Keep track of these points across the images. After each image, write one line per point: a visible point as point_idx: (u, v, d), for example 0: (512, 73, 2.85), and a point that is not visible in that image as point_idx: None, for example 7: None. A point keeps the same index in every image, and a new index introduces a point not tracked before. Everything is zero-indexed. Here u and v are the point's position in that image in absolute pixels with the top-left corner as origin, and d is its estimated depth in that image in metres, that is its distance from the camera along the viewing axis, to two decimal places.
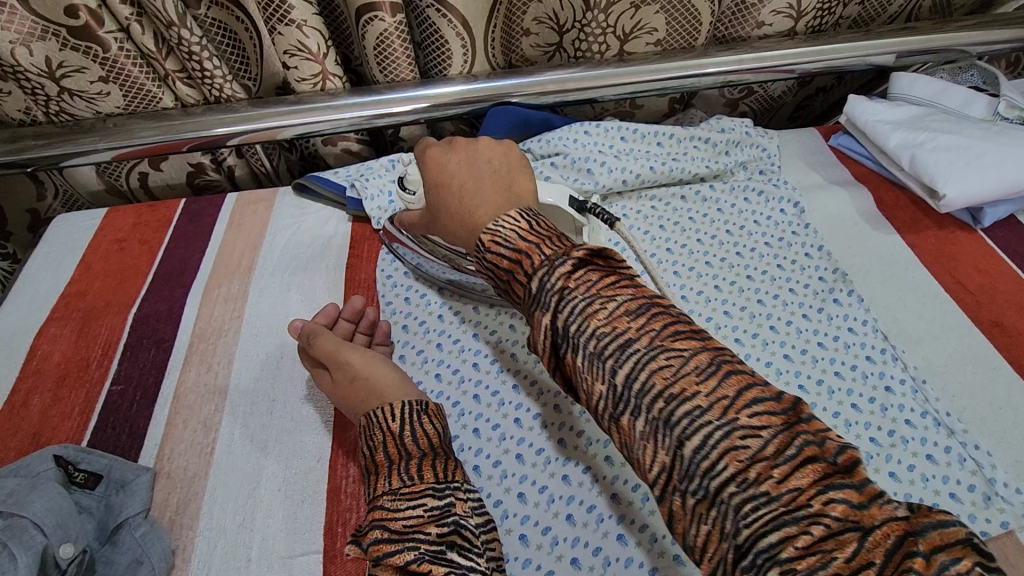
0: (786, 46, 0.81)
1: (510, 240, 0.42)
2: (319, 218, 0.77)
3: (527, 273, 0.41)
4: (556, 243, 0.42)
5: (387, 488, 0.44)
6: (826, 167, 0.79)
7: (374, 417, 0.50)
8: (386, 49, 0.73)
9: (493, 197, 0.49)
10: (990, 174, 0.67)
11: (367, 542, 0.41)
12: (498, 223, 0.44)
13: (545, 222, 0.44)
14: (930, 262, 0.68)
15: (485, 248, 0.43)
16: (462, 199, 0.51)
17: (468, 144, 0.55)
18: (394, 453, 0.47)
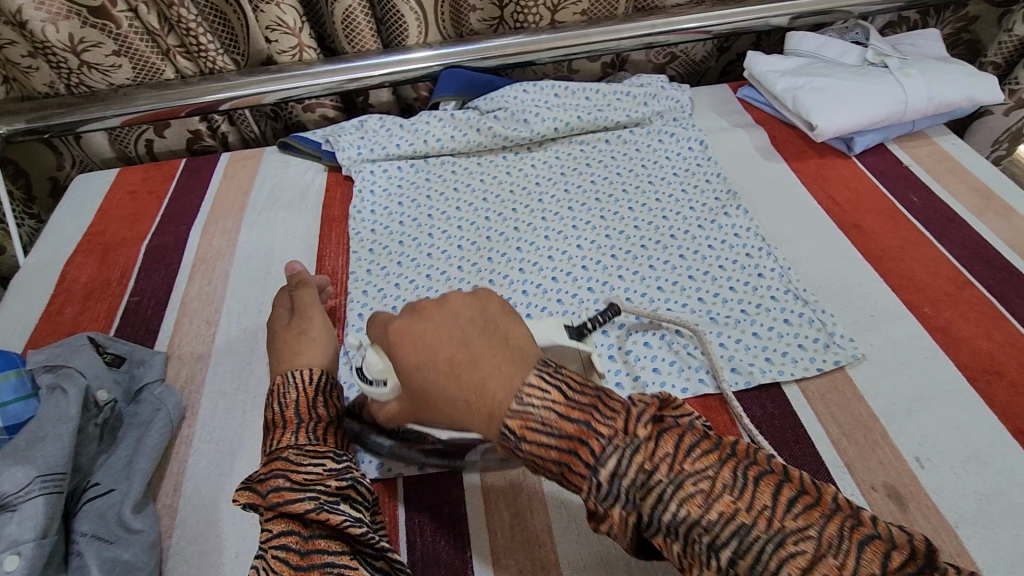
0: (696, 12, 0.95)
1: (550, 426, 0.38)
2: (299, 169, 0.91)
3: (586, 464, 0.37)
4: (607, 417, 0.38)
5: (282, 446, 0.49)
6: (733, 114, 0.93)
7: (277, 388, 0.55)
8: (352, 22, 0.87)
9: (496, 363, 0.41)
10: (854, 107, 0.80)
11: (263, 491, 0.45)
12: (527, 401, 0.39)
13: (572, 378, 0.40)
14: (809, 183, 0.82)
15: (519, 436, 0.38)
16: (456, 373, 0.41)
17: (438, 305, 0.45)
18: (289, 416, 0.53)
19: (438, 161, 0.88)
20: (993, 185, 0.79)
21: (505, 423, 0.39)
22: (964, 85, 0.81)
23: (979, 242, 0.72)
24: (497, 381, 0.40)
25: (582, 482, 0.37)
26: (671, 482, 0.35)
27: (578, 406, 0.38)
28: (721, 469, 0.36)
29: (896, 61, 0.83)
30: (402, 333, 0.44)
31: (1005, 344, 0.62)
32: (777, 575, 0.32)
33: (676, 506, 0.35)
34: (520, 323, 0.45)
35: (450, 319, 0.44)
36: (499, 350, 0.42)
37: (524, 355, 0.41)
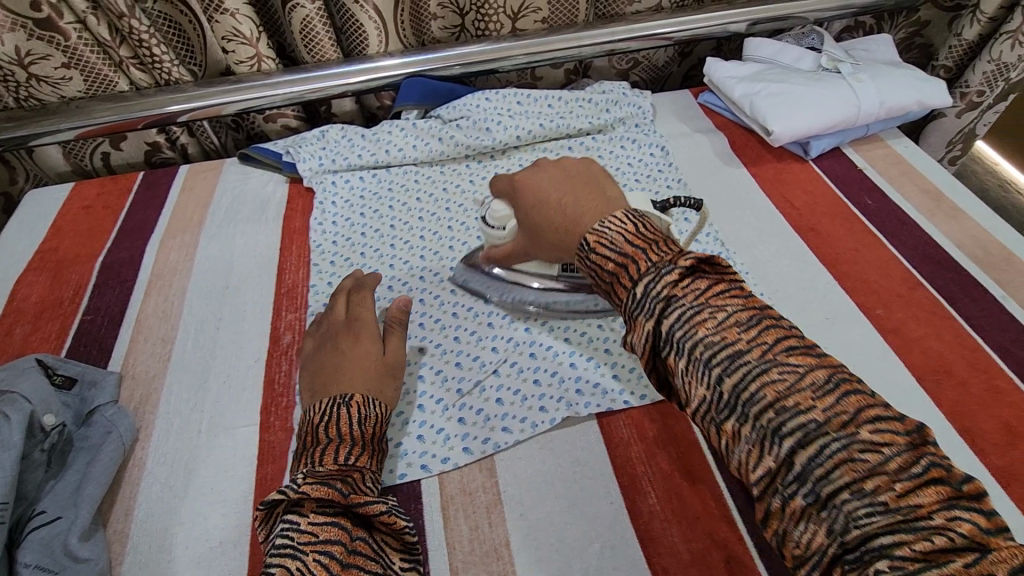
0: (656, 18, 0.96)
1: (617, 243, 0.49)
2: (260, 181, 0.90)
3: (630, 279, 0.46)
4: (660, 249, 0.47)
5: (359, 462, 0.51)
6: (693, 120, 0.94)
7: (346, 405, 0.53)
8: (311, 31, 0.87)
9: (590, 206, 0.54)
10: (808, 112, 0.82)
11: (346, 491, 0.47)
12: (604, 226, 0.50)
13: (649, 225, 0.50)
14: (767, 187, 0.83)
15: (591, 249, 0.50)
16: (562, 208, 0.56)
17: (556, 163, 0.62)
18: (366, 435, 0.53)
19: (401, 171, 0.87)
20: (942, 187, 0.81)
21: (584, 239, 0.50)
22: (913, 90, 0.84)
23: (929, 242, 0.74)
24: (591, 215, 0.53)
25: (625, 295, 0.47)
26: (758, 365, 0.40)
27: (643, 238, 0.48)
28: (816, 369, 0.39)
29: (847, 67, 0.85)
30: (522, 180, 0.61)
31: (953, 343, 0.64)
32: (831, 474, 0.35)
33: (758, 387, 0.39)
34: (614, 184, 0.58)
35: (562, 173, 0.59)
36: (597, 199, 0.55)
37: (612, 202, 0.55)
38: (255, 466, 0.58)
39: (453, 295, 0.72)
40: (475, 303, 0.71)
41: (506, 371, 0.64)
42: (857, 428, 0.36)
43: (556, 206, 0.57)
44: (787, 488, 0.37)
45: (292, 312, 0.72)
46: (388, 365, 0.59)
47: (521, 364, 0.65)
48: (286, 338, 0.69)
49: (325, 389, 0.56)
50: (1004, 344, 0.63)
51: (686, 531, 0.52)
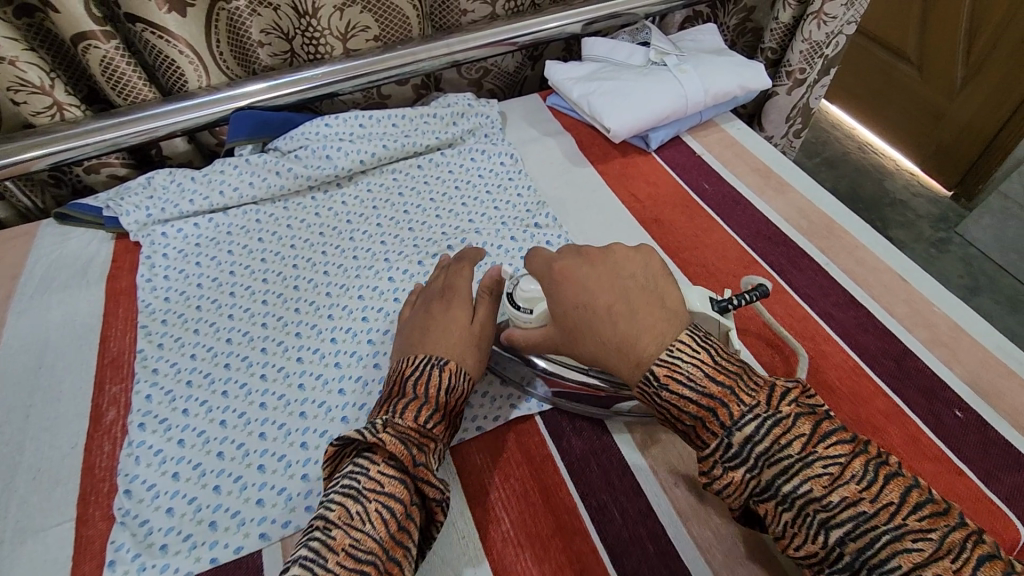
0: (491, 26, 0.96)
1: (694, 381, 0.47)
2: (82, 240, 0.81)
3: (721, 425, 0.45)
4: (748, 387, 0.46)
5: (435, 429, 0.52)
6: (543, 123, 0.95)
7: (438, 368, 0.55)
8: (114, 72, 0.79)
9: (650, 322, 0.51)
10: (640, 107, 0.84)
11: (418, 460, 0.49)
12: (675, 354, 0.48)
13: (726, 354, 0.49)
14: (614, 184, 0.84)
15: (664, 384, 0.47)
16: (613, 320, 0.51)
17: (605, 257, 0.57)
18: (445, 402, 0.54)
19: (240, 212, 0.82)
20: (772, 164, 0.86)
21: (652, 370, 0.48)
22: (736, 76, 0.88)
23: (760, 220, 0.77)
24: (648, 336, 0.50)
25: (713, 440, 0.46)
26: (752, 415, 0.45)
27: (723, 372, 0.47)
28: (780, 401, 0.45)
29: (673, 59, 0.88)
30: (567, 275, 0.56)
31: (783, 315, 0.66)
32: (888, 562, 0.38)
33: (798, 481, 0.42)
34: (673, 288, 0.55)
35: (617, 269, 0.56)
36: (657, 310, 0.52)
37: (675, 317, 0.51)
38: (70, 568, 0.52)
39: (299, 338, 0.68)
40: (322, 343, 0.68)
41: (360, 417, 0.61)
42: (903, 518, 0.39)
43: (602, 311, 0.52)
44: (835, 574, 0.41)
45: (118, 383, 0.65)
46: (483, 339, 0.60)
47: (369, 404, 0.62)
48: (109, 414, 0.63)
49: (407, 349, 0.59)
50: (827, 308, 0.66)
51: (539, 555, 0.50)
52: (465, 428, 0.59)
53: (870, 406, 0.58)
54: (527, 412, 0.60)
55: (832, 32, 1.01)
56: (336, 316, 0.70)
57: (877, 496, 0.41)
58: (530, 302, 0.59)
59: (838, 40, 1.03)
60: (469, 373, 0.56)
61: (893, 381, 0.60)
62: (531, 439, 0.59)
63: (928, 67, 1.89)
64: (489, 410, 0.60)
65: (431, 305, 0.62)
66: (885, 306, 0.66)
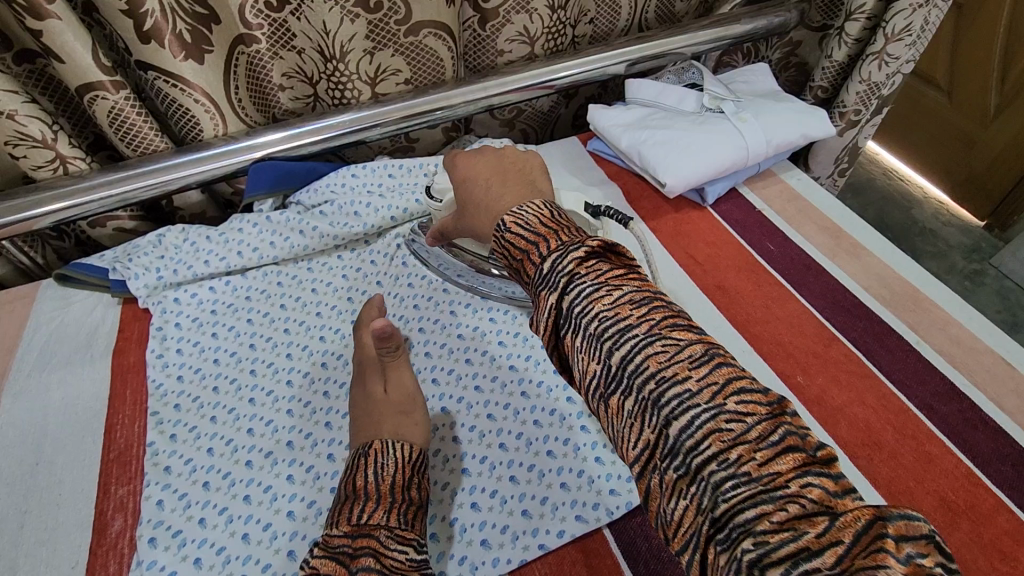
0: (529, 67, 0.89)
1: (530, 223, 0.46)
2: (84, 306, 0.73)
3: (541, 255, 0.43)
4: (571, 233, 0.45)
5: (373, 518, 0.46)
6: (585, 171, 0.88)
7: (364, 455, 0.52)
8: (124, 123, 0.72)
9: (516, 190, 0.53)
10: (698, 158, 0.77)
11: (352, 566, 0.43)
12: (522, 211, 0.47)
13: (566, 215, 0.48)
14: (669, 242, 0.77)
15: (507, 228, 0.47)
16: (484, 194, 0.55)
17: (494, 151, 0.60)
18: (384, 489, 0.49)
19: (259, 274, 0.75)
20: (840, 221, 0.78)
21: (501, 220, 0.48)
22: (797, 124, 0.81)
23: (836, 288, 0.70)
24: (508, 196, 0.52)
25: (533, 270, 0.44)
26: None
27: (557, 223, 0.46)
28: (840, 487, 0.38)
29: (730, 105, 0.82)
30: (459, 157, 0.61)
31: (878, 407, 0.59)
32: None
33: None
34: (546, 179, 0.57)
35: (497, 159, 0.58)
36: (526, 187, 0.54)
37: (537, 191, 0.53)
38: None
39: (329, 429, 0.61)
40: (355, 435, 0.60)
41: None
42: None
43: (482, 186, 0.56)
44: None
45: (124, 485, 0.57)
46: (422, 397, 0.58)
47: None
48: (115, 524, 0.55)
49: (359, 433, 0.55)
50: (926, 400, 0.60)
51: None
52: (526, 546, 0.52)
53: (994, 526, 0.51)
54: (596, 525, 0.52)
55: (892, 73, 0.94)
56: None
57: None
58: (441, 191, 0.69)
59: (896, 80, 0.97)
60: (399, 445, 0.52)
61: (1015, 495, 0.53)
62: (603, 561, 0.51)
63: (959, 93, 1.83)
64: (551, 522, 0.53)
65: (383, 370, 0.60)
66: (992, 398, 0.59)
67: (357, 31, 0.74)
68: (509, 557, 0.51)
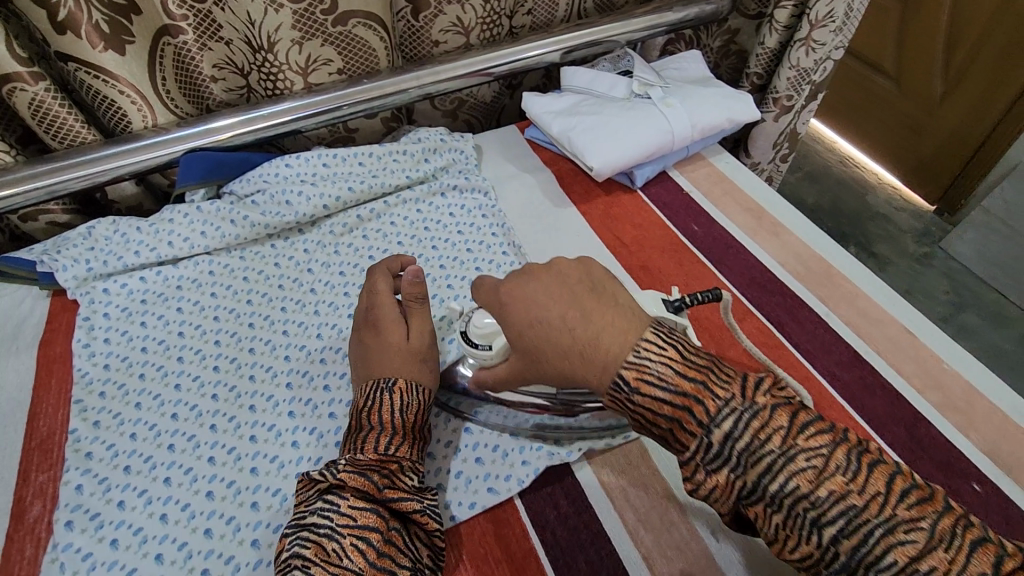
0: (464, 56, 0.90)
1: (665, 380, 0.43)
2: (14, 299, 0.73)
3: (700, 421, 0.42)
4: (720, 381, 0.43)
5: (399, 452, 0.51)
6: (521, 159, 0.89)
7: (389, 391, 0.54)
8: (47, 115, 0.72)
9: (615, 326, 0.46)
10: (625, 143, 0.79)
11: (382, 485, 0.48)
12: (642, 355, 0.44)
13: (694, 348, 0.46)
14: (599, 226, 0.79)
15: (634, 388, 0.44)
16: (569, 328, 0.47)
17: (546, 269, 0.52)
18: (404, 426, 0.53)
19: (191, 263, 0.75)
20: (763, 202, 0.81)
21: (619, 374, 0.44)
22: (723, 109, 0.83)
23: (754, 265, 0.73)
24: (615, 334, 0.46)
25: (691, 440, 0.42)
26: (781, 454, 0.39)
27: (693, 367, 0.44)
28: (836, 450, 0.39)
29: (658, 92, 0.84)
30: (512, 291, 0.51)
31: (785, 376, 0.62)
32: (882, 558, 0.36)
33: (784, 477, 0.39)
34: (623, 288, 0.51)
35: (559, 280, 0.50)
36: (615, 315, 0.47)
37: (636, 317, 0.47)
38: None
39: (253, 411, 0.62)
40: (279, 417, 0.61)
41: None
42: None
43: (558, 324, 0.48)
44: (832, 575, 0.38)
45: (45, 472, 0.58)
46: (416, 351, 0.58)
47: None
48: (34, 510, 0.55)
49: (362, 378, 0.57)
50: (830, 368, 0.62)
51: None
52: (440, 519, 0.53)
53: None
54: (506, 495, 0.54)
55: (819, 59, 0.97)
56: (295, 384, 0.64)
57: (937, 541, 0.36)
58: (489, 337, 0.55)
59: (825, 65, 1.00)
60: (421, 388, 0.55)
61: (905, 452, 0.56)
62: (509, 527, 0.53)
63: (907, 82, 1.88)
64: (465, 493, 0.55)
65: (361, 336, 0.60)
66: (893, 364, 0.62)
67: (283, 22, 0.75)
68: None
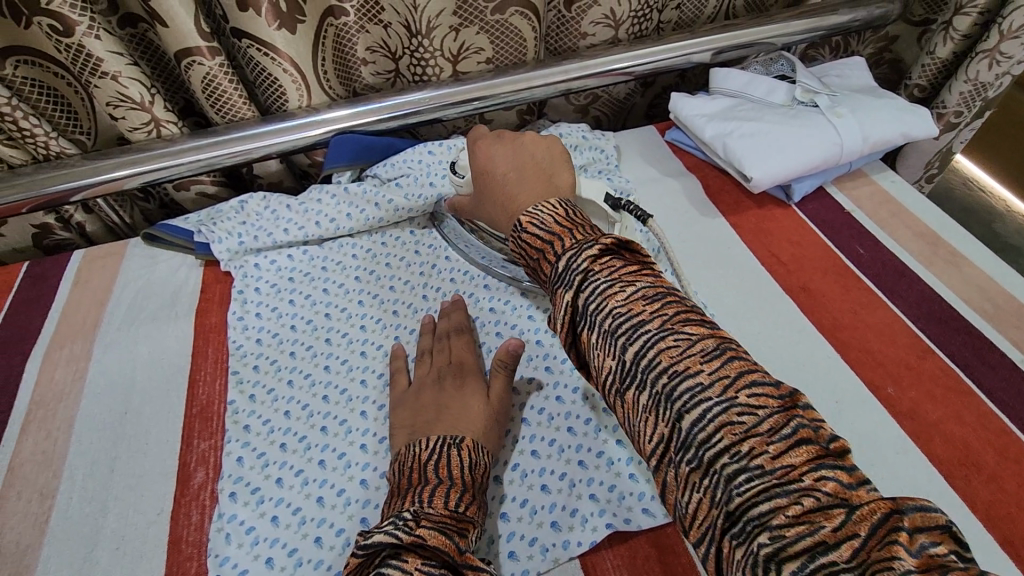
0: (612, 52, 0.86)
1: (546, 223, 0.50)
2: (170, 265, 0.76)
3: (556, 253, 0.48)
4: (586, 232, 0.49)
5: (468, 511, 0.46)
6: (662, 161, 0.85)
7: (457, 447, 0.50)
8: (215, 90, 0.74)
9: (532, 185, 0.57)
10: (788, 153, 0.73)
11: (460, 547, 0.43)
12: (539, 208, 0.52)
13: (580, 215, 0.52)
14: (750, 239, 0.74)
15: (523, 229, 0.51)
16: (506, 185, 0.59)
17: (515, 139, 0.63)
18: (473, 481, 0.49)
19: (335, 244, 0.76)
20: (936, 228, 0.74)
21: (517, 218, 0.52)
22: (897, 122, 0.76)
23: (931, 297, 0.66)
24: (527, 190, 0.57)
25: (548, 269, 0.49)
26: (709, 379, 0.38)
27: (573, 222, 0.50)
28: (781, 414, 0.36)
29: (825, 99, 0.77)
30: (483, 149, 0.62)
31: (977, 426, 0.56)
32: (749, 496, 0.33)
33: (705, 415, 0.37)
34: (567, 171, 0.60)
35: (521, 147, 0.61)
36: (543, 182, 0.58)
37: (555, 188, 0.57)
38: None
39: None
40: None
41: None
42: None
43: (501, 176, 0.59)
44: (717, 506, 0.35)
45: (206, 440, 0.59)
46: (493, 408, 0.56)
47: (484, 492, 0.55)
48: (198, 476, 0.56)
49: (430, 425, 0.53)
50: None
51: None
52: (595, 528, 0.51)
53: None
54: (666, 519, 0.52)
55: (1002, 73, 0.88)
56: None
57: (783, 455, 0.34)
58: (463, 169, 0.68)
59: (1006, 81, 0.90)
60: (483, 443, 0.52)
61: None
62: (677, 558, 0.50)
63: None
64: (619, 508, 0.53)
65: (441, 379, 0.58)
66: None
67: (445, 7, 0.74)
68: (579, 539, 0.51)
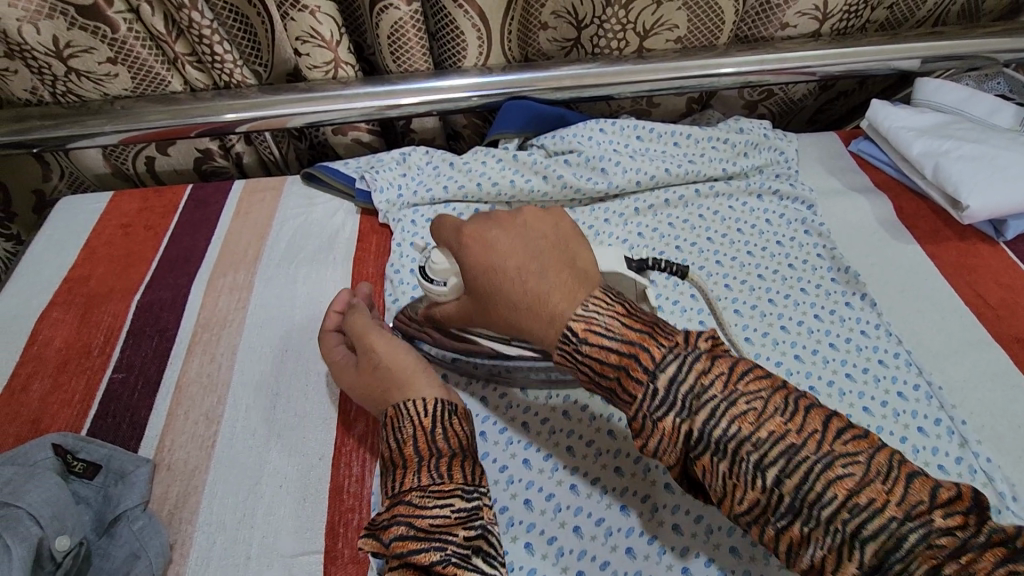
0: (810, 47, 0.79)
1: (613, 329, 0.40)
2: (328, 209, 0.75)
3: (647, 368, 0.38)
4: (664, 330, 0.40)
5: (402, 488, 0.42)
6: (846, 173, 0.78)
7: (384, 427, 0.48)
8: (400, 38, 0.72)
9: (562, 283, 0.42)
10: (1015, 185, 0.65)
11: (387, 540, 0.39)
12: (591, 308, 0.41)
13: (633, 302, 0.43)
14: (952, 274, 0.67)
15: (583, 339, 0.40)
16: (523, 280, 0.43)
17: (512, 216, 0.47)
18: (408, 453, 0.45)
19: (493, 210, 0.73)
20: None
21: (568, 327, 0.41)
22: None
23: None
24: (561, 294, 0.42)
25: (638, 389, 0.39)
26: (817, 461, 0.34)
27: (640, 319, 0.41)
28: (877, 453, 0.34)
29: None
30: (476, 234, 0.46)
31: None
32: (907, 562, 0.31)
33: (821, 486, 0.33)
34: (589, 251, 0.46)
35: (528, 234, 0.46)
36: (566, 271, 0.43)
37: (585, 276, 0.43)
38: None
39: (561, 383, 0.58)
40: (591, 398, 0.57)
41: (633, 507, 0.51)
42: None
43: (507, 270, 0.44)
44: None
45: None
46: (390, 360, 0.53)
47: (654, 497, 0.51)
48: (357, 428, 0.55)
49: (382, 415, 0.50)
50: None
51: None
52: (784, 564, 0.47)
53: None
54: None
55: None
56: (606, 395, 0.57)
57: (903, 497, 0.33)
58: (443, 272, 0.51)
59: None
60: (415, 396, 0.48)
61: None
62: None
63: None
64: None
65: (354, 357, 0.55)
66: None
67: None
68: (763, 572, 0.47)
